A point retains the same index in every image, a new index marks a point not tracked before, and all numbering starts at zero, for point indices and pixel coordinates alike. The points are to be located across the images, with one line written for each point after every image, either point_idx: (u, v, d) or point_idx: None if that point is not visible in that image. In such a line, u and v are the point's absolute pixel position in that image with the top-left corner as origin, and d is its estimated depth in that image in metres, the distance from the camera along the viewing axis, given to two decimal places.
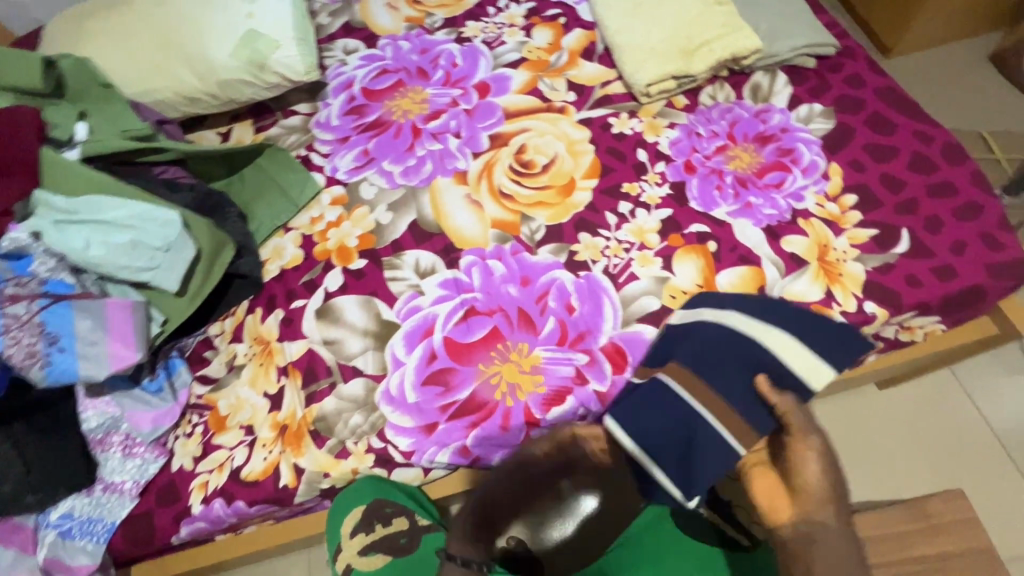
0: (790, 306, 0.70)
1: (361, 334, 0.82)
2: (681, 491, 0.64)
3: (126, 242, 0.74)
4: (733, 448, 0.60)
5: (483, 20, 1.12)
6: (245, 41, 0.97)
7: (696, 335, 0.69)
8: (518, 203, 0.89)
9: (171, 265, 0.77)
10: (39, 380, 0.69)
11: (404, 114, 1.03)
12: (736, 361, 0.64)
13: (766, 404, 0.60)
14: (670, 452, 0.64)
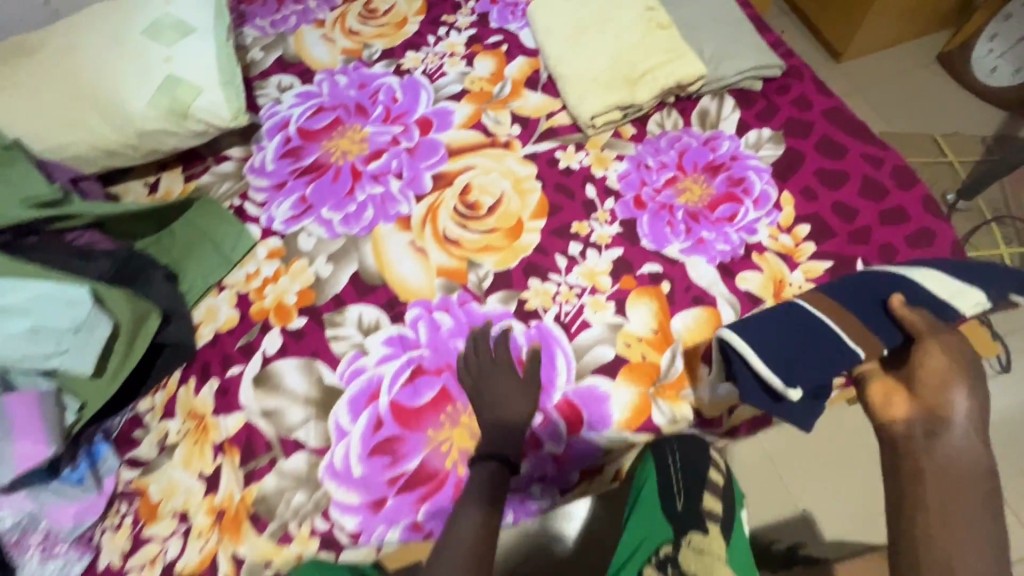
0: (985, 267, 0.65)
1: (302, 402, 0.77)
2: (782, 380, 0.58)
3: (27, 329, 0.70)
4: (853, 352, 0.59)
5: (423, 50, 1.07)
6: (163, 88, 0.91)
7: (864, 277, 0.67)
8: (464, 248, 0.84)
9: (82, 348, 0.71)
10: None
11: (343, 155, 0.97)
12: (878, 283, 0.64)
13: (897, 323, 0.59)
14: (784, 352, 0.60)
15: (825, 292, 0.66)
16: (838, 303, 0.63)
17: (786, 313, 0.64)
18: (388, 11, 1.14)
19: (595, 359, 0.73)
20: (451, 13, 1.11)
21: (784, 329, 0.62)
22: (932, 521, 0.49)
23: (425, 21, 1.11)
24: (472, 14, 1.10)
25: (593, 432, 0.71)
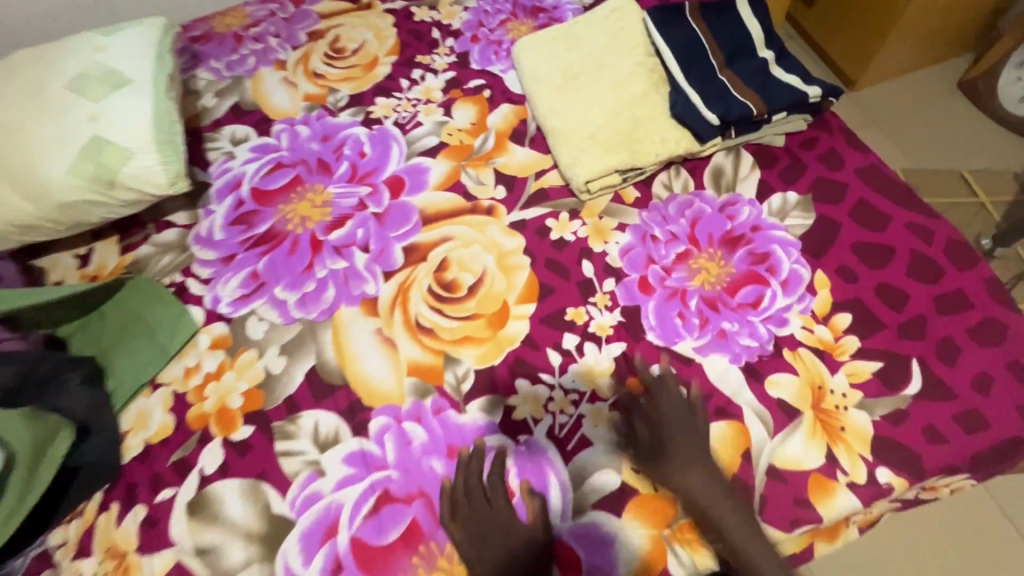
0: (792, 66, 0.79)
1: (243, 538, 0.64)
2: (701, 111, 0.75)
3: None
4: (746, 105, 0.74)
5: (396, 96, 0.95)
6: (88, 153, 0.78)
7: (761, 72, 0.78)
8: (440, 339, 0.71)
9: None
10: None
11: (302, 222, 0.85)
12: (757, 73, 0.78)
13: (753, 91, 0.76)
14: (701, 85, 0.77)
15: (733, 79, 0.77)
16: (718, 41, 0.80)
17: (692, 56, 0.79)
18: (357, 50, 1.02)
19: (595, 487, 0.61)
20: (427, 53, 0.99)
21: (689, 66, 0.79)
22: None
23: (397, 62, 0.99)
24: (451, 54, 0.98)
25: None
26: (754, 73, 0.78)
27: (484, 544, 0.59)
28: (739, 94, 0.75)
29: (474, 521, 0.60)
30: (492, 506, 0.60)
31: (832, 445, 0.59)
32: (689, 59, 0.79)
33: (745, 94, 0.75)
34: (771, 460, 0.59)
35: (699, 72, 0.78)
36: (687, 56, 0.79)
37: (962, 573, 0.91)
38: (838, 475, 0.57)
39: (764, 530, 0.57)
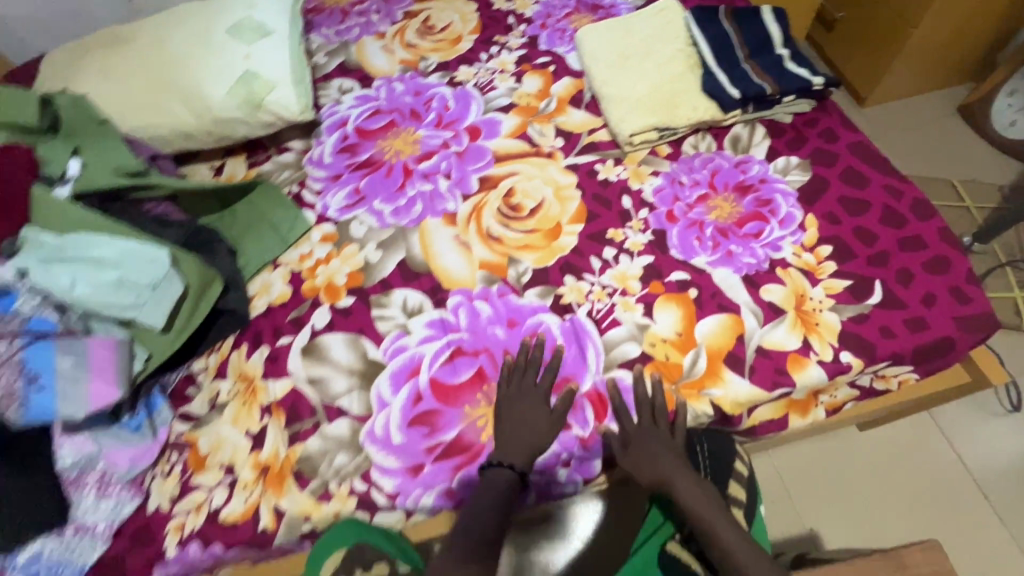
0: (804, 60, 0.98)
1: (346, 373, 0.83)
2: (726, 88, 0.95)
3: (113, 280, 0.72)
4: (762, 85, 0.94)
5: (476, 65, 1.16)
6: (242, 82, 0.99)
7: (777, 63, 0.97)
8: (505, 245, 0.91)
9: (158, 303, 0.75)
10: (17, 420, 0.66)
11: (396, 154, 1.05)
12: (774, 64, 0.97)
13: (770, 76, 0.95)
14: (728, 70, 0.97)
15: (755, 66, 0.97)
16: (744, 37, 1.00)
17: (722, 46, 0.99)
18: (445, 28, 1.24)
19: (622, 353, 0.79)
20: (503, 34, 1.20)
21: (720, 54, 0.99)
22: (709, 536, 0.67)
23: (478, 39, 1.20)
24: (523, 36, 1.19)
25: (616, 423, 0.76)
26: (772, 63, 0.97)
27: (512, 412, 0.76)
28: (758, 78, 0.95)
29: (509, 399, 0.77)
30: (533, 397, 0.77)
31: (807, 335, 0.76)
32: (720, 49, 0.99)
33: (762, 78, 0.95)
34: (760, 341, 0.76)
35: (728, 60, 0.98)
36: (718, 47, 0.99)
37: (896, 491, 1.14)
38: (810, 355, 0.75)
39: (749, 388, 0.75)
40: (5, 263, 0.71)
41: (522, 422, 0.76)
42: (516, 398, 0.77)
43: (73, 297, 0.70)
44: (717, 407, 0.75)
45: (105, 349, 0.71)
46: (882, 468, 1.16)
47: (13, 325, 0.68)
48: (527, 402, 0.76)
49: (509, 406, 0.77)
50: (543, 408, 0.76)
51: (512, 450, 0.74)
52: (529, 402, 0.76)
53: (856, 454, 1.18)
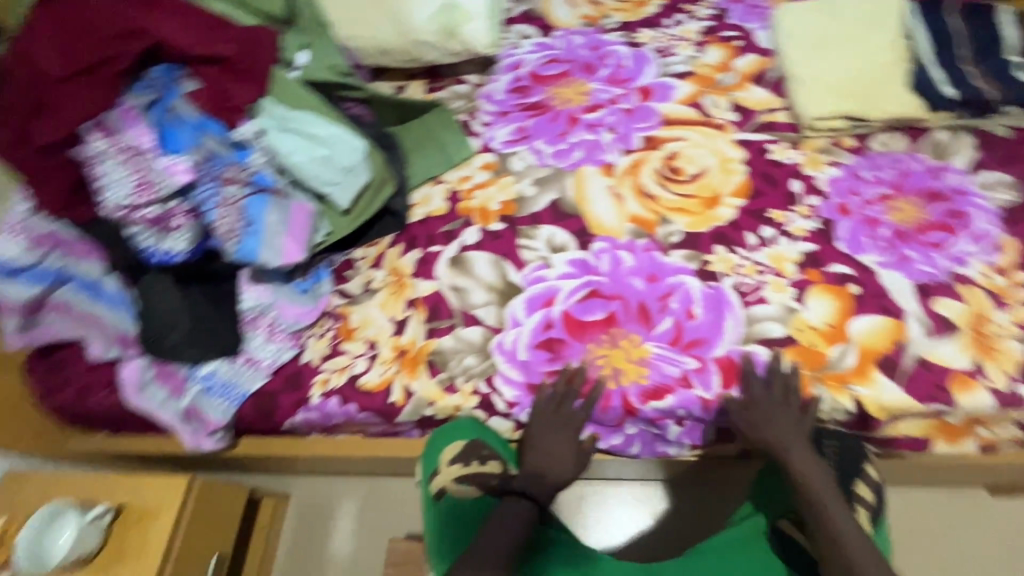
0: None
1: (486, 288, 0.89)
2: (937, 90, 0.88)
3: (323, 156, 0.82)
4: (981, 94, 0.86)
5: (658, 29, 1.14)
6: (443, 9, 1.06)
7: (1007, 70, 0.88)
8: (659, 204, 0.91)
9: (349, 186, 0.85)
10: (231, 254, 0.78)
11: (565, 102, 1.08)
12: (1002, 70, 0.88)
13: (993, 85, 0.87)
14: (944, 69, 0.89)
15: (977, 71, 0.89)
16: (972, 37, 0.91)
17: (943, 44, 0.91)
18: None
19: (764, 331, 0.78)
20: (692, 2, 1.16)
21: (938, 52, 0.91)
22: (815, 512, 0.69)
23: (666, 4, 1.18)
24: (713, 8, 1.14)
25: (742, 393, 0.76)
26: (998, 70, 0.88)
27: (539, 445, 0.79)
28: (978, 84, 0.87)
29: (539, 428, 0.79)
30: (562, 426, 0.78)
31: (982, 359, 0.73)
32: (939, 47, 0.91)
33: (984, 86, 0.87)
34: (923, 353, 0.74)
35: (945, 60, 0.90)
36: (937, 44, 0.92)
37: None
38: (980, 378, 0.73)
39: (897, 393, 0.73)
40: (244, 118, 0.79)
41: (546, 453, 0.78)
42: (543, 429, 0.79)
43: (291, 163, 0.81)
44: (860, 406, 0.74)
45: (303, 214, 0.82)
46: (1012, 542, 1.03)
47: (243, 174, 0.78)
48: (554, 433, 0.78)
49: (537, 436, 0.79)
50: (567, 438, 0.78)
51: (535, 484, 0.77)
52: (556, 435, 0.78)
53: (990, 520, 1.04)
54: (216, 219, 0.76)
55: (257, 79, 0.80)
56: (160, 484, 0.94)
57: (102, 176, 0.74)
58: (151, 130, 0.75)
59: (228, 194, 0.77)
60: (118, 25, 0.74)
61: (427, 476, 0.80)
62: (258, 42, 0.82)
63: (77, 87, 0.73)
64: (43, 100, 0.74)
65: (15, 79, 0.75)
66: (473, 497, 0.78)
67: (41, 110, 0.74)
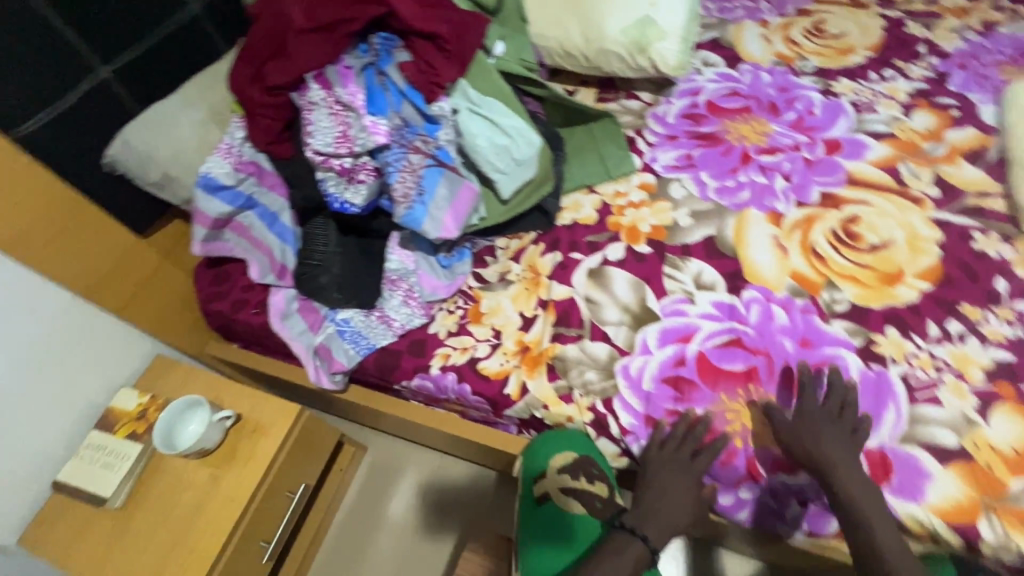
0: None
1: (621, 308, 0.86)
2: None
3: (502, 145, 0.85)
4: None
5: (860, 82, 1.06)
6: (639, 23, 1.05)
7: None
8: (828, 267, 0.84)
9: (515, 178, 0.87)
10: (399, 217, 0.82)
11: (740, 138, 1.03)
12: None
13: None
14: None
15: None
16: None
17: None
18: (838, 36, 1.15)
19: (926, 434, 0.70)
20: (906, 60, 1.07)
21: None
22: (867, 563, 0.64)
23: (873, 57, 1.09)
24: (930, 70, 1.05)
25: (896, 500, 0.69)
26: None
27: (657, 487, 0.75)
28: None
29: (661, 469, 0.75)
30: (685, 471, 0.74)
31: None
32: None
33: None
34: None
35: None
36: None
37: None
38: None
39: None
40: (444, 96, 0.84)
41: (664, 496, 0.74)
42: (666, 473, 0.75)
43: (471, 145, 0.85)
44: None
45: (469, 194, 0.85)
46: None
47: (429, 147, 0.83)
48: (678, 477, 0.74)
49: (655, 478, 0.75)
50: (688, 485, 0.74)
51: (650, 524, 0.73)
52: (680, 480, 0.74)
53: None
54: (396, 182, 0.81)
55: (461, 62, 0.84)
56: (276, 405, 1.03)
57: (311, 123, 0.81)
58: (362, 89, 0.81)
59: (411, 161, 0.82)
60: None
61: (529, 480, 0.84)
62: (468, 27, 0.86)
63: (313, 41, 0.81)
64: (284, 47, 0.83)
65: (265, 23, 0.84)
66: (575, 512, 0.80)
67: (279, 55, 0.83)
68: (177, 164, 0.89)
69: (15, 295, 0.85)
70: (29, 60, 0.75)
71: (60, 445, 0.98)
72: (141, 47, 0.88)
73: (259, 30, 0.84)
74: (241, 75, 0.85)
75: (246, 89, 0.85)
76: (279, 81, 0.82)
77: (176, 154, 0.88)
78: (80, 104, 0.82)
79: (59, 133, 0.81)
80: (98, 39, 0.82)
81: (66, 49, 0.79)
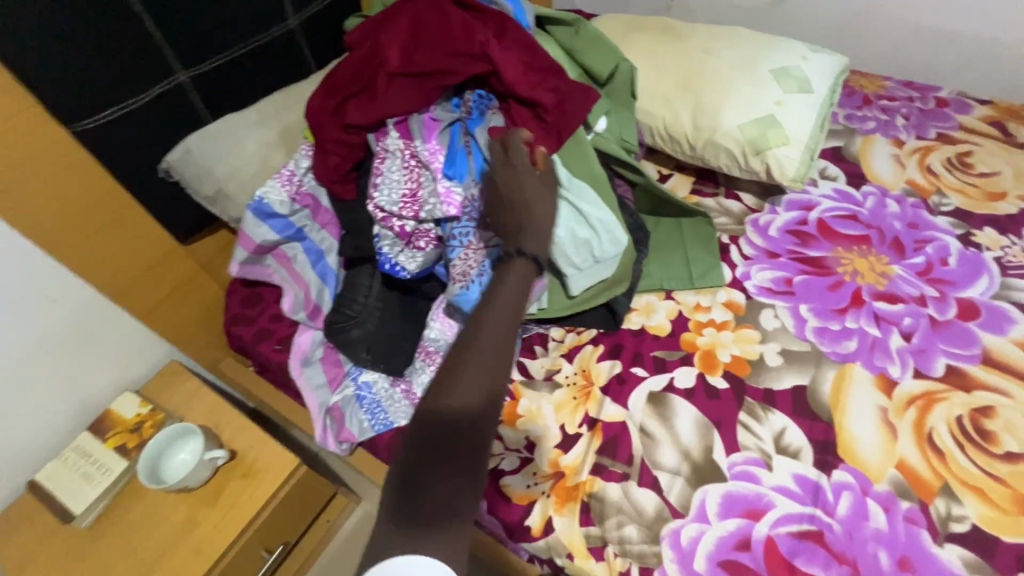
0: None
1: (680, 452, 0.73)
2: None
3: (583, 238, 0.76)
4: None
5: (1009, 238, 0.90)
6: (760, 121, 0.94)
7: None
8: (949, 466, 0.68)
9: (589, 275, 0.79)
10: (451, 296, 0.73)
11: (854, 274, 0.88)
12: None
13: None
14: None
15: None
16: None
17: None
18: (986, 175, 0.99)
19: None
20: None
21: None
22: None
23: None
24: None
25: None
26: None
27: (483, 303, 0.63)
28: None
29: (506, 172, 0.70)
30: (521, 173, 0.70)
31: None
32: None
33: None
34: None
35: None
36: None
37: None
38: None
39: None
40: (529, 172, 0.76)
41: (518, 210, 0.68)
42: (514, 172, 0.70)
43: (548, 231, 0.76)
44: None
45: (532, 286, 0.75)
46: None
47: None
48: (528, 180, 0.70)
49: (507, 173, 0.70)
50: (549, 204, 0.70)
51: None
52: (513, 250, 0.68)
53: None
54: (456, 258, 0.73)
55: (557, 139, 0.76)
56: (274, 451, 0.93)
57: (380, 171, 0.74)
58: (443, 149, 0.74)
59: (478, 238, 0.73)
60: (467, 44, 0.73)
61: None
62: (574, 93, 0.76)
63: (406, 87, 0.74)
64: (371, 86, 0.76)
65: (357, 56, 0.77)
66: None
67: (364, 93, 0.76)
68: (233, 182, 0.83)
69: (36, 285, 0.80)
70: (108, 56, 0.71)
71: (46, 440, 0.92)
72: (227, 56, 0.84)
73: (349, 62, 0.78)
74: (316, 103, 0.77)
75: (319, 121, 0.77)
76: (359, 122, 0.75)
77: (234, 172, 0.83)
78: (150, 105, 0.78)
79: (122, 132, 0.76)
80: (184, 43, 0.78)
81: (148, 49, 0.75)
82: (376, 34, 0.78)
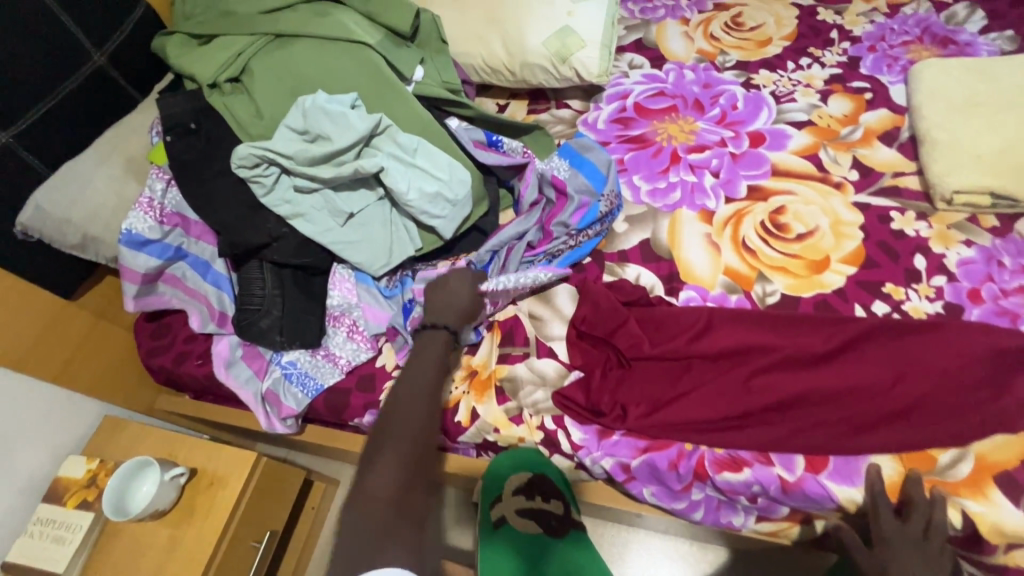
0: None
1: (563, 321, 0.87)
2: None
3: (434, 191, 0.87)
4: None
5: (779, 73, 1.08)
6: (558, 34, 1.06)
7: None
8: (759, 260, 0.86)
9: (455, 219, 0.89)
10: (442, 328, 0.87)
11: (668, 139, 1.03)
12: None
13: None
14: None
15: None
16: None
17: None
18: (755, 28, 1.15)
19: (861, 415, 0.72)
20: (821, 48, 1.09)
21: None
22: None
23: (790, 47, 1.11)
24: (843, 55, 1.07)
25: (842, 483, 0.70)
26: None
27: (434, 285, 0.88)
28: None
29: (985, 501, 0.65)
30: (920, 552, 0.66)
31: None
32: None
33: None
34: None
35: None
36: None
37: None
38: None
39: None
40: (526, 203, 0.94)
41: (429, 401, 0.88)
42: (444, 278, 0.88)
43: (504, 234, 0.92)
44: (971, 523, 0.66)
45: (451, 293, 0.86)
46: None
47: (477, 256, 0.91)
48: (456, 283, 0.87)
49: (883, 550, 0.67)
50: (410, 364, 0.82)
51: (443, 315, 0.84)
52: (415, 366, 0.79)
53: None
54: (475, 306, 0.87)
55: (748, 392, 0.74)
56: (232, 455, 1.00)
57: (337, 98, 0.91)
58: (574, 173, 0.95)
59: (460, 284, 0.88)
60: (893, 397, 0.71)
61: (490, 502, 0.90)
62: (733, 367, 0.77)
63: (637, 387, 0.79)
64: (645, 376, 0.79)
65: (615, 336, 0.81)
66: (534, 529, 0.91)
67: (593, 348, 0.83)
68: (95, 224, 0.87)
69: None
70: None
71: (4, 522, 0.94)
72: (44, 108, 0.86)
73: (612, 334, 0.82)
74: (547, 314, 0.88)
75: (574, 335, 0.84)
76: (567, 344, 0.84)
77: (94, 214, 0.87)
78: None
79: None
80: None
81: None
82: (723, 352, 0.77)
